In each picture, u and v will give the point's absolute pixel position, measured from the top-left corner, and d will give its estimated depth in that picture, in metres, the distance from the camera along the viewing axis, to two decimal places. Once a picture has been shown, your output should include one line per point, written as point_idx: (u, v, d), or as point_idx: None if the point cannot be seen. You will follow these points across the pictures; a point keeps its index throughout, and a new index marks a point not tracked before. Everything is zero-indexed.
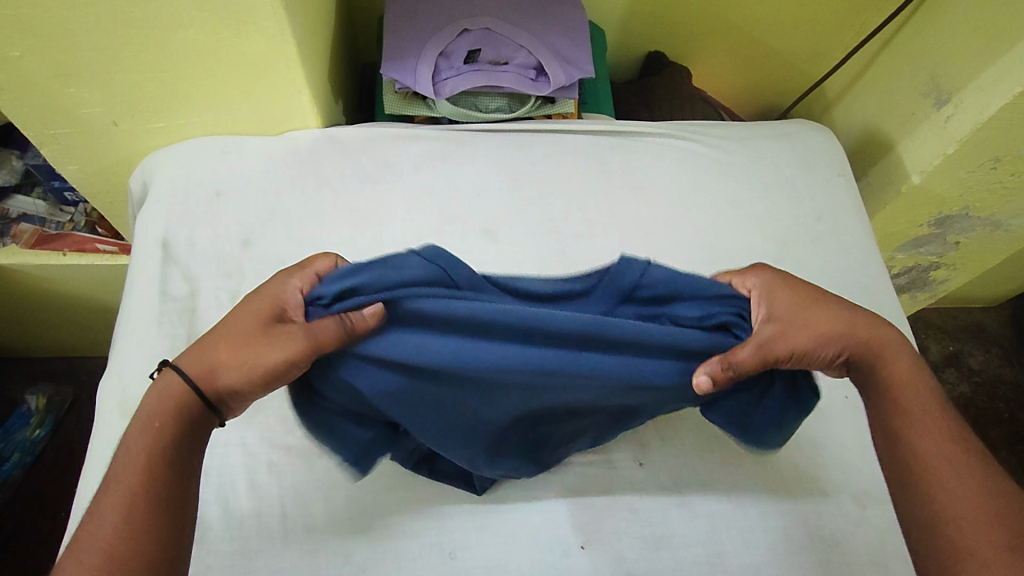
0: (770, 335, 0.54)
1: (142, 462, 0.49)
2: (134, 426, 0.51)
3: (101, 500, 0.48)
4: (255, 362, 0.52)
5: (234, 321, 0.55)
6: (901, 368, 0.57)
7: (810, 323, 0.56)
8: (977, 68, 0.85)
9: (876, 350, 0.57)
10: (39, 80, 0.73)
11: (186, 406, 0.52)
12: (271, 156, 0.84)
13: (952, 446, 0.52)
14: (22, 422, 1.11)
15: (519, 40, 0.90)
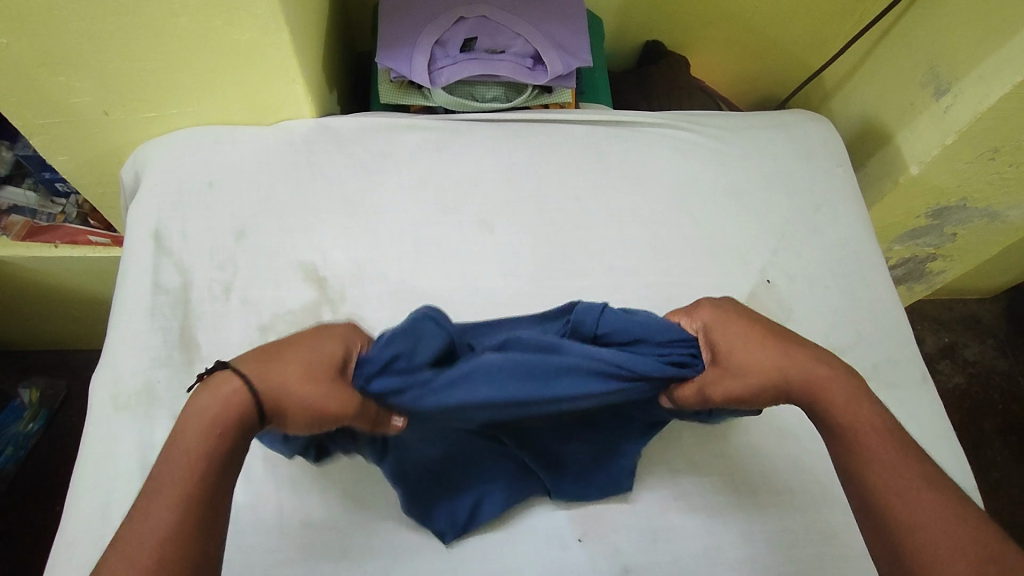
0: (717, 387, 0.57)
1: (193, 464, 0.45)
2: (188, 422, 0.47)
3: (152, 500, 0.43)
4: (317, 400, 0.51)
5: (305, 342, 0.54)
6: (846, 402, 0.53)
7: (756, 367, 0.56)
8: (978, 57, 0.85)
9: (813, 387, 0.54)
10: (26, 69, 0.71)
11: (242, 415, 0.48)
12: (265, 146, 0.83)
13: (911, 477, 0.47)
14: (15, 415, 1.10)
15: (516, 28, 0.89)
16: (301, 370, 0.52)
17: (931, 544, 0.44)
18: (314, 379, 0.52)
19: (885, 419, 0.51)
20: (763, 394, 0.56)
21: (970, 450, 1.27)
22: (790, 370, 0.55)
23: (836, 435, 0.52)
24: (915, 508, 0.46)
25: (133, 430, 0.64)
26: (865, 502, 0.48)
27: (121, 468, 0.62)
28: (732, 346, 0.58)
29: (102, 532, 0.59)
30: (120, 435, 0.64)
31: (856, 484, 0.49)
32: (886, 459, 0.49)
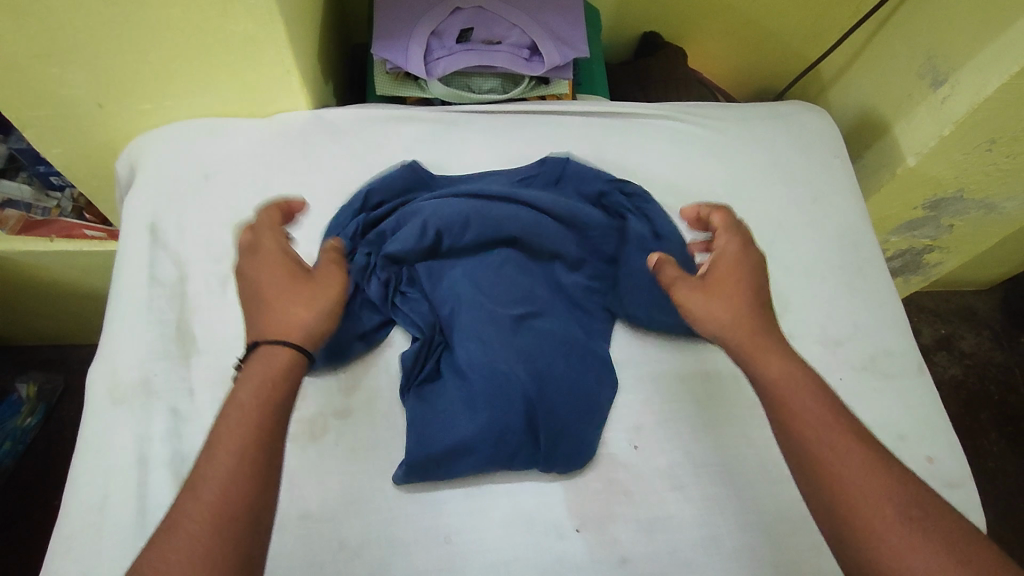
0: (684, 294, 0.62)
1: (255, 416, 0.49)
2: (249, 382, 0.51)
3: (218, 446, 0.47)
4: (324, 296, 0.60)
5: (260, 286, 0.59)
6: (778, 366, 0.56)
7: (716, 312, 0.60)
8: (975, 48, 0.84)
9: (750, 347, 0.58)
10: (19, 61, 0.70)
11: (293, 366, 0.54)
12: (260, 138, 0.83)
13: (852, 444, 0.50)
14: (12, 410, 1.09)
15: (512, 18, 0.88)
16: (292, 303, 0.58)
17: (878, 507, 0.46)
18: (308, 299, 0.59)
19: (817, 387, 0.54)
20: (713, 322, 0.60)
21: (966, 440, 1.28)
22: (727, 335, 0.60)
23: (774, 406, 0.54)
24: (851, 467, 0.49)
25: (129, 421, 0.64)
26: (811, 473, 0.50)
27: (117, 460, 0.62)
28: (725, 279, 0.62)
29: (100, 524, 0.59)
30: (117, 427, 0.64)
31: (797, 448, 0.51)
32: (827, 429, 0.51)
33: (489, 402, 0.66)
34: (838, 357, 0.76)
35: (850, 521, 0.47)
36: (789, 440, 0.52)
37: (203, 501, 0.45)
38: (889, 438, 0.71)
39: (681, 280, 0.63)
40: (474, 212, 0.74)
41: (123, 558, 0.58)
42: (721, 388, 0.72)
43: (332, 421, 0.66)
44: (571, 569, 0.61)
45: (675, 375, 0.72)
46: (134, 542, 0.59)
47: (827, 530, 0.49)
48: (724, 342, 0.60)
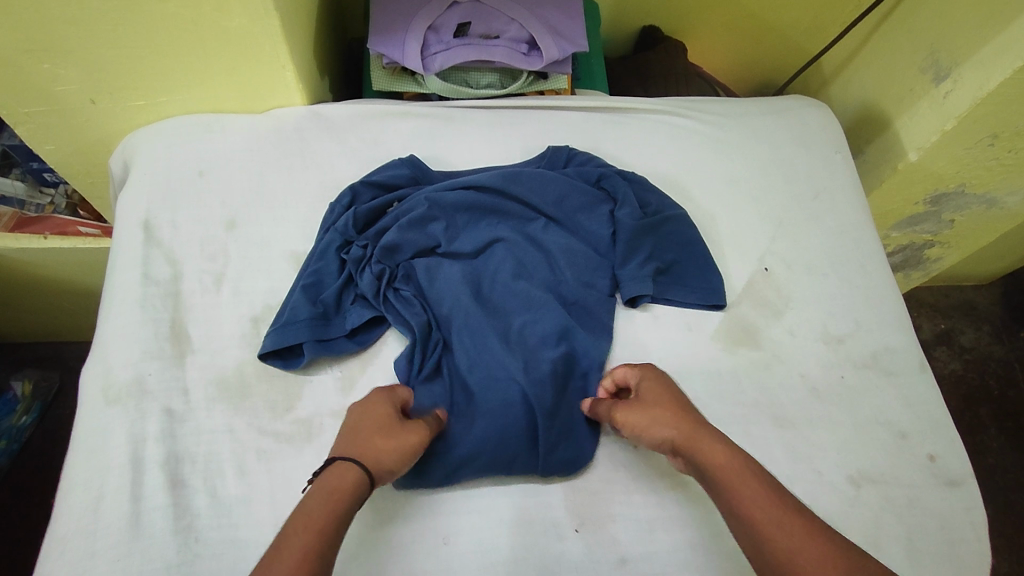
0: (618, 410, 0.62)
1: (323, 527, 0.48)
2: (315, 493, 0.51)
3: (285, 544, 0.47)
4: (403, 442, 0.57)
5: (361, 414, 0.59)
6: (719, 447, 0.55)
7: (652, 423, 0.59)
8: (978, 42, 0.83)
9: (690, 441, 0.57)
10: (10, 56, 0.69)
11: (357, 491, 0.52)
12: (255, 134, 0.82)
13: (794, 520, 0.50)
14: (8, 408, 1.09)
15: (511, 12, 0.87)
16: (381, 434, 0.57)
17: None
18: (394, 433, 0.57)
19: (757, 468, 0.54)
20: (653, 432, 0.59)
21: (966, 435, 1.27)
22: (669, 434, 0.58)
23: (716, 488, 0.54)
24: (794, 542, 0.48)
25: (123, 423, 0.63)
26: (761, 554, 0.49)
27: (111, 463, 0.61)
28: (653, 398, 0.62)
29: (94, 527, 0.58)
30: (110, 429, 0.63)
31: (743, 526, 0.51)
32: (769, 506, 0.51)
33: (491, 407, 0.66)
34: (839, 354, 0.75)
35: None
36: (735, 522, 0.52)
37: None
38: (890, 435, 0.71)
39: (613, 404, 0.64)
40: (471, 201, 0.76)
41: (119, 561, 0.57)
42: (721, 385, 0.71)
43: (327, 421, 0.66)
44: (570, 570, 0.61)
45: (675, 373, 0.71)
46: (129, 545, 0.58)
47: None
48: (672, 443, 0.58)
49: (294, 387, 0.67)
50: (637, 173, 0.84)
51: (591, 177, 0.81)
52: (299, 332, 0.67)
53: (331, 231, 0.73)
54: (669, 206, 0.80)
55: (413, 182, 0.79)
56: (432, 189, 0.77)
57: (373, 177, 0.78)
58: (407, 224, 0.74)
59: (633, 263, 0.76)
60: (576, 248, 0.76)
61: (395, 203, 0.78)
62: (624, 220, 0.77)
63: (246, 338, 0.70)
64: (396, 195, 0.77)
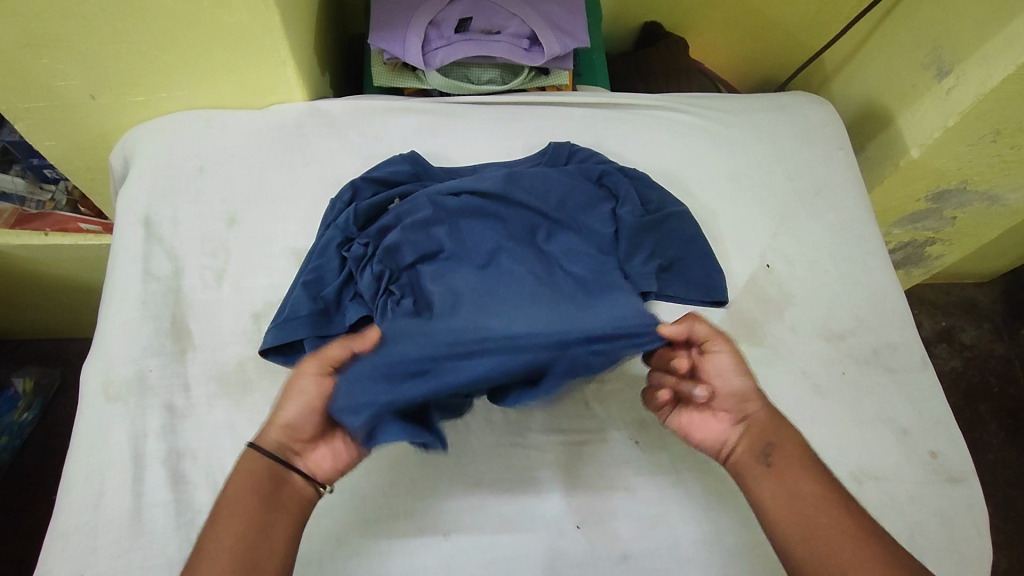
0: (726, 358, 0.59)
1: (230, 513, 0.51)
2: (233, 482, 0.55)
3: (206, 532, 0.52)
4: (286, 395, 0.56)
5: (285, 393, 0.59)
6: (791, 433, 0.57)
7: (748, 391, 0.58)
8: (980, 38, 0.83)
9: (774, 420, 0.58)
10: (9, 52, 0.69)
11: (257, 469, 0.53)
12: (255, 129, 0.81)
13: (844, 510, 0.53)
14: (9, 405, 1.09)
15: (512, 8, 0.86)
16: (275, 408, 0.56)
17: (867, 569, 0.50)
18: (281, 403, 0.56)
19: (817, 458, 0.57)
20: (742, 383, 0.58)
21: (967, 432, 1.27)
22: (756, 408, 0.58)
23: (777, 468, 0.55)
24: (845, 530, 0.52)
25: (124, 419, 0.63)
26: (811, 534, 0.52)
27: (112, 459, 0.61)
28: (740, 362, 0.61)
29: (95, 523, 0.58)
30: (111, 425, 0.63)
31: (800, 509, 0.53)
32: (825, 495, 0.54)
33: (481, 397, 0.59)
34: (841, 351, 0.75)
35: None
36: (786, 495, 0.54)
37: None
38: (892, 432, 0.71)
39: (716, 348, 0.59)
40: (470, 201, 0.74)
41: (120, 557, 0.57)
42: None
43: None
44: (572, 566, 0.61)
45: None
46: (130, 542, 0.58)
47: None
48: (754, 417, 0.58)
49: None
50: (639, 170, 0.84)
51: (592, 175, 0.81)
52: (299, 329, 0.67)
53: (332, 228, 0.73)
54: (671, 202, 0.80)
55: (416, 180, 0.79)
56: (434, 190, 0.76)
57: (375, 175, 0.77)
58: (408, 226, 0.71)
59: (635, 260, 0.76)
60: (579, 247, 0.74)
61: (396, 200, 0.77)
62: (626, 217, 0.76)
63: (246, 334, 0.70)
64: (398, 194, 0.77)
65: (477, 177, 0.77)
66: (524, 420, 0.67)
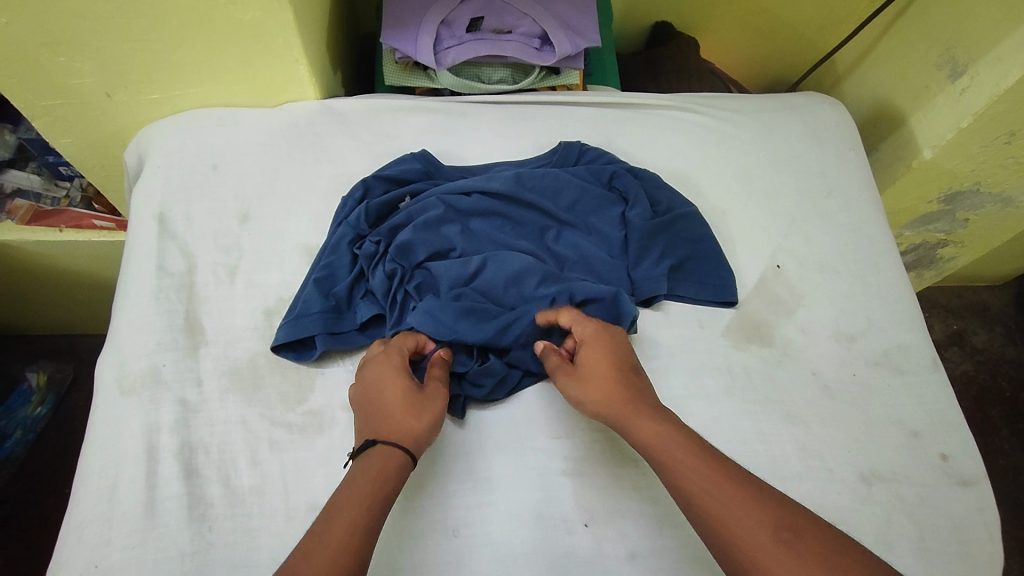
0: (561, 378, 0.63)
1: (375, 503, 0.52)
2: (363, 473, 0.54)
3: (335, 515, 0.51)
4: (427, 409, 0.59)
5: (376, 385, 0.60)
6: (649, 426, 0.56)
7: (590, 404, 0.60)
8: (995, 38, 0.83)
9: (622, 421, 0.58)
10: (26, 50, 0.70)
11: (402, 471, 0.55)
12: (269, 128, 0.82)
13: (723, 481, 0.52)
14: (22, 400, 1.11)
15: (523, 7, 0.87)
16: (406, 408, 0.58)
17: (761, 539, 0.48)
18: (423, 406, 0.59)
19: (686, 436, 0.56)
20: (588, 403, 0.60)
21: (977, 437, 1.26)
22: (604, 415, 0.59)
23: (658, 465, 0.55)
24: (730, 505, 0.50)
25: (138, 412, 0.64)
26: (704, 521, 0.51)
27: (126, 451, 0.62)
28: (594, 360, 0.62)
29: (109, 514, 0.59)
30: (125, 418, 0.64)
31: (687, 502, 0.52)
32: (702, 472, 0.53)
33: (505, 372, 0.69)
34: (851, 352, 0.75)
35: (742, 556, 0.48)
36: (678, 493, 0.53)
37: (316, 564, 0.47)
38: (903, 434, 0.71)
39: (557, 368, 0.63)
40: (480, 200, 0.76)
41: (133, 549, 0.58)
42: (733, 383, 0.71)
43: (339, 414, 0.66)
44: (580, 564, 0.61)
45: (687, 367, 0.71)
46: (143, 533, 0.58)
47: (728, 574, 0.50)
48: (611, 420, 0.59)
49: (306, 380, 0.68)
50: (649, 170, 0.84)
51: (603, 175, 0.81)
52: (312, 325, 0.67)
53: (344, 225, 0.74)
54: (681, 203, 0.80)
55: (427, 176, 0.79)
56: (443, 188, 0.77)
57: (386, 170, 0.78)
58: (421, 225, 0.73)
59: (646, 261, 0.76)
60: (587, 249, 0.76)
61: (407, 198, 0.78)
62: (635, 220, 0.77)
63: (258, 330, 0.70)
64: (408, 190, 0.77)
65: (488, 177, 0.78)
66: (533, 420, 0.67)
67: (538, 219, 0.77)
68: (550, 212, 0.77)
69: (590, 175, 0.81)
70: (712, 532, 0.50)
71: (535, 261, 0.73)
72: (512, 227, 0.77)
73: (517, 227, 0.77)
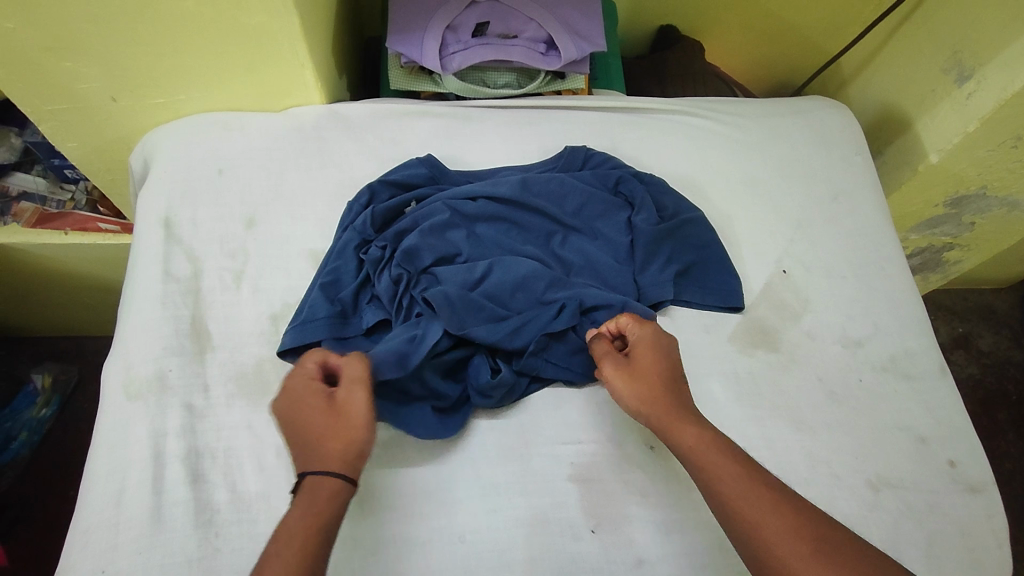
0: (608, 368, 0.61)
1: (311, 539, 0.49)
2: (295, 509, 0.51)
3: (271, 556, 0.48)
4: (348, 425, 0.55)
5: (290, 416, 0.56)
6: (690, 431, 0.56)
7: (634, 398, 0.59)
8: (1002, 42, 0.82)
9: (665, 423, 0.57)
10: (33, 55, 0.70)
11: (339, 497, 0.52)
12: (275, 132, 0.82)
13: (759, 489, 0.52)
14: (28, 401, 1.10)
15: (529, 12, 0.87)
16: (326, 431, 0.54)
17: (796, 548, 0.48)
18: (342, 424, 0.55)
19: (725, 442, 0.55)
20: (632, 399, 0.59)
21: (982, 441, 1.26)
22: (646, 414, 0.58)
23: (694, 471, 0.55)
24: (766, 514, 0.50)
25: (145, 417, 0.64)
26: (739, 529, 0.51)
27: (133, 456, 0.62)
28: (644, 358, 0.61)
29: (116, 519, 0.59)
30: (131, 423, 0.64)
31: (723, 509, 0.52)
32: (737, 480, 0.52)
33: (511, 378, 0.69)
34: (858, 358, 0.75)
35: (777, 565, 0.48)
36: (712, 500, 0.53)
37: None
38: (910, 440, 0.70)
39: (607, 358, 0.62)
40: (486, 205, 0.76)
41: (140, 554, 0.58)
42: (740, 388, 0.71)
43: None
44: (586, 570, 0.61)
45: (693, 373, 0.71)
46: (149, 538, 0.58)
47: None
48: (650, 422, 0.58)
49: None
50: (655, 174, 0.84)
51: (608, 180, 0.81)
52: (317, 331, 0.67)
53: (350, 230, 0.74)
54: (687, 208, 0.80)
55: (432, 181, 0.79)
56: (449, 193, 0.77)
57: (392, 175, 0.78)
58: (427, 230, 0.73)
59: (652, 266, 0.75)
60: (593, 254, 0.76)
61: (412, 203, 0.78)
62: (641, 225, 0.77)
63: (265, 335, 0.70)
64: (413, 195, 0.77)
65: (494, 182, 0.77)
66: (539, 426, 0.67)
67: (544, 223, 0.77)
68: (555, 217, 0.77)
69: (595, 180, 0.81)
70: (744, 536, 0.50)
71: (542, 266, 0.73)
72: (518, 233, 0.77)
73: (523, 232, 0.77)
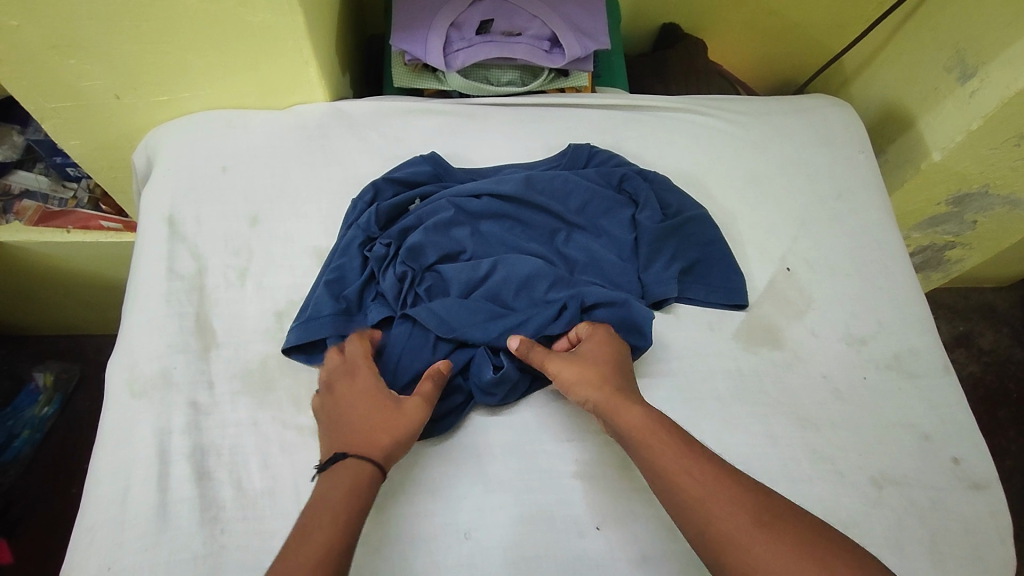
0: (554, 359, 0.63)
1: (347, 517, 0.51)
2: (336, 488, 0.53)
3: (309, 532, 0.50)
4: (400, 423, 0.58)
5: (344, 402, 0.59)
6: (631, 412, 0.58)
7: (579, 386, 0.61)
8: (1006, 40, 0.82)
9: (610, 406, 0.59)
10: (36, 53, 0.70)
11: (373, 482, 0.54)
12: (278, 130, 0.82)
13: (703, 467, 0.54)
14: (30, 400, 1.11)
15: (532, 10, 0.87)
16: (377, 422, 0.57)
17: (738, 521, 0.50)
18: (395, 421, 0.58)
19: (667, 423, 0.57)
20: (580, 385, 0.61)
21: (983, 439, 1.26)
22: (593, 399, 0.60)
23: (637, 450, 0.56)
24: (708, 490, 0.52)
25: (150, 415, 0.64)
26: (681, 505, 0.52)
27: (138, 453, 0.62)
28: (593, 354, 0.63)
29: (122, 516, 0.59)
30: (136, 420, 0.64)
31: (668, 488, 0.53)
32: (682, 459, 0.54)
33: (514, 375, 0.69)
34: (862, 355, 0.75)
35: (721, 539, 0.49)
36: (657, 479, 0.54)
37: None
38: (914, 437, 0.70)
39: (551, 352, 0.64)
40: (489, 202, 0.76)
41: (145, 551, 0.58)
42: (743, 385, 0.71)
43: None
44: (591, 566, 0.61)
45: (697, 370, 0.71)
46: (155, 536, 0.58)
47: (700, 553, 0.51)
48: (596, 405, 0.60)
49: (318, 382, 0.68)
50: (659, 172, 0.84)
51: (612, 178, 0.81)
52: (322, 327, 0.67)
53: (354, 228, 0.74)
54: (690, 206, 0.80)
55: (435, 178, 0.79)
56: (452, 190, 0.77)
57: (396, 172, 0.78)
58: (431, 227, 0.73)
59: (656, 264, 0.75)
60: (596, 251, 0.76)
61: (417, 200, 0.78)
62: (645, 223, 0.76)
63: (269, 333, 0.71)
64: (417, 193, 0.77)
65: (498, 179, 0.77)
66: (543, 423, 0.67)
67: (546, 221, 0.77)
68: (558, 215, 0.77)
69: (599, 177, 0.81)
70: (689, 513, 0.52)
71: (545, 264, 0.73)
72: (520, 230, 0.77)
73: (526, 229, 0.77)
